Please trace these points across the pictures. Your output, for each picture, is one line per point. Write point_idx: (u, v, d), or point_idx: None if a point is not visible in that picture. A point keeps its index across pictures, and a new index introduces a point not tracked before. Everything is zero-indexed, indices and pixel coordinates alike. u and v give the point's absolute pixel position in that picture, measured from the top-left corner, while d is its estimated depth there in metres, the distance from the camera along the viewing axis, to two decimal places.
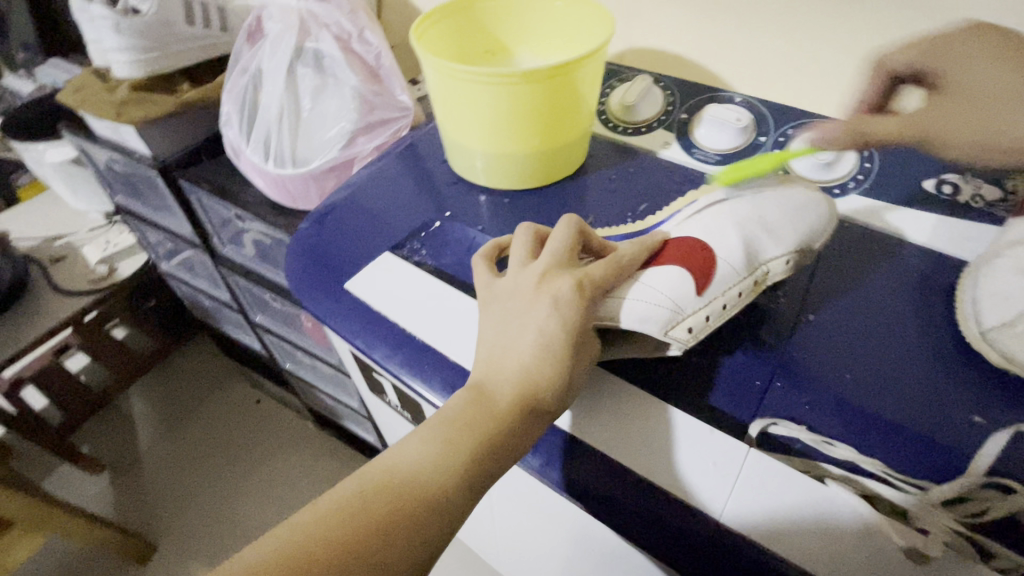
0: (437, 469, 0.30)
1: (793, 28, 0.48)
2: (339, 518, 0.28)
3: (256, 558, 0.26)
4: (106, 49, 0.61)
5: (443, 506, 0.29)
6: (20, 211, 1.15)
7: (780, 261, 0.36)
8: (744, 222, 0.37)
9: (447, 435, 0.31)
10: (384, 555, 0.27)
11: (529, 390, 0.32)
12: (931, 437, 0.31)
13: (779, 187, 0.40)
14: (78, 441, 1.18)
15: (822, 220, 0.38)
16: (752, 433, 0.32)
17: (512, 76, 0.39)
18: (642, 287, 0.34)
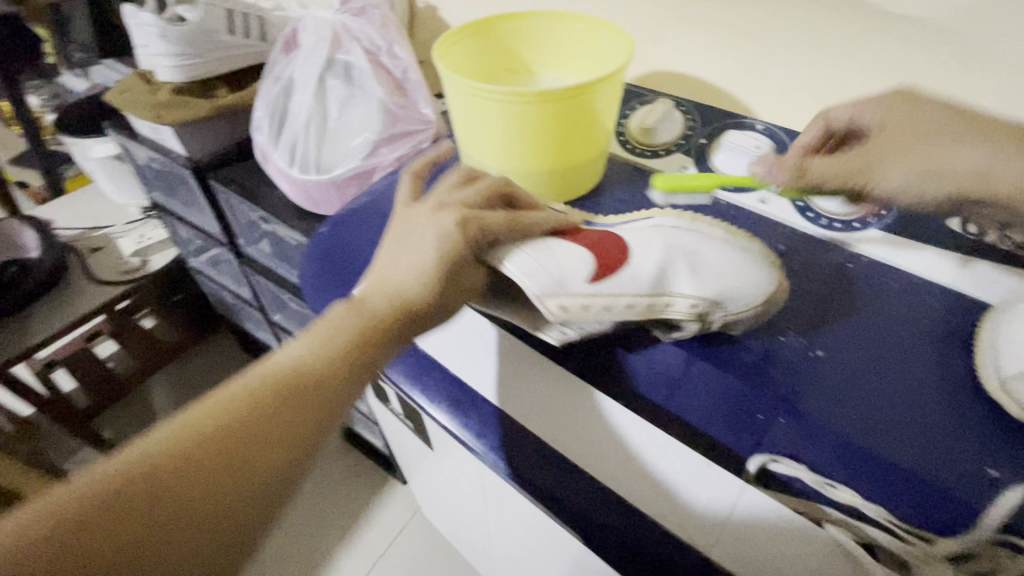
0: (307, 365, 0.32)
1: (820, 56, 0.48)
2: (224, 409, 0.29)
3: (146, 450, 0.27)
4: (152, 54, 0.64)
5: (322, 397, 0.31)
6: (64, 202, 1.21)
7: (692, 303, 0.35)
8: (673, 254, 0.36)
9: (331, 338, 0.33)
10: (265, 441, 0.29)
11: (404, 300, 0.34)
12: (934, 484, 0.29)
13: (732, 246, 0.37)
14: (101, 425, 1.22)
15: (756, 289, 0.36)
16: (750, 469, 0.32)
17: (530, 96, 0.39)
18: (540, 246, 0.36)
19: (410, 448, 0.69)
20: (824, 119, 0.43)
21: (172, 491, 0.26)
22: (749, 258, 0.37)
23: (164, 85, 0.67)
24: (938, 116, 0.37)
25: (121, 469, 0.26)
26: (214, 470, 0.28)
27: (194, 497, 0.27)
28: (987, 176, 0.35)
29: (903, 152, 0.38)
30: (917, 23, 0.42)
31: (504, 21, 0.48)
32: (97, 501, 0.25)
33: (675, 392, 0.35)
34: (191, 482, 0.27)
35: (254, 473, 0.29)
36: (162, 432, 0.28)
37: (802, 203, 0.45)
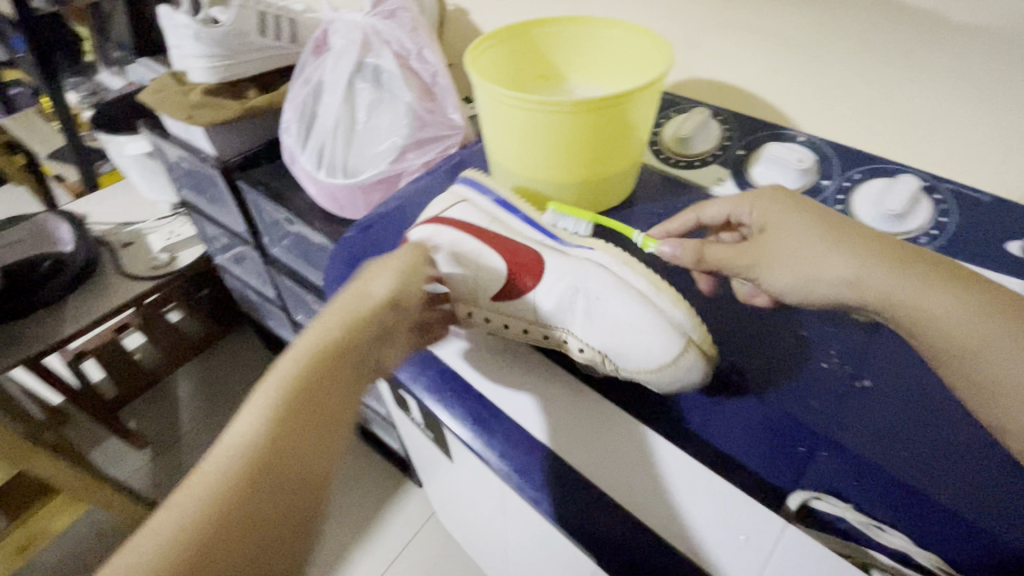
0: (318, 393, 0.32)
1: (867, 66, 0.46)
2: (231, 464, 0.28)
3: (166, 540, 0.26)
4: (186, 55, 0.64)
5: (320, 408, 0.31)
6: (98, 197, 1.24)
7: (581, 348, 0.36)
8: (571, 293, 0.37)
9: (302, 357, 0.32)
10: (284, 476, 0.29)
11: (388, 308, 0.36)
12: (965, 519, 0.28)
13: (648, 298, 0.36)
14: (126, 415, 1.25)
15: (654, 354, 0.33)
16: (791, 505, 0.30)
17: (565, 105, 0.38)
18: (455, 252, 0.39)
19: (427, 456, 0.68)
20: (700, 213, 0.41)
21: (214, 561, 0.26)
22: (665, 333, 0.33)
23: (196, 86, 0.68)
24: (796, 232, 0.35)
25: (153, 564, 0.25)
26: (244, 524, 0.27)
27: (238, 552, 0.27)
28: (869, 293, 0.32)
29: (787, 253, 0.35)
30: (977, 32, 0.40)
31: (538, 26, 0.47)
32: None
33: (711, 418, 0.33)
34: (227, 544, 0.27)
35: (285, 505, 0.29)
36: (169, 514, 0.27)
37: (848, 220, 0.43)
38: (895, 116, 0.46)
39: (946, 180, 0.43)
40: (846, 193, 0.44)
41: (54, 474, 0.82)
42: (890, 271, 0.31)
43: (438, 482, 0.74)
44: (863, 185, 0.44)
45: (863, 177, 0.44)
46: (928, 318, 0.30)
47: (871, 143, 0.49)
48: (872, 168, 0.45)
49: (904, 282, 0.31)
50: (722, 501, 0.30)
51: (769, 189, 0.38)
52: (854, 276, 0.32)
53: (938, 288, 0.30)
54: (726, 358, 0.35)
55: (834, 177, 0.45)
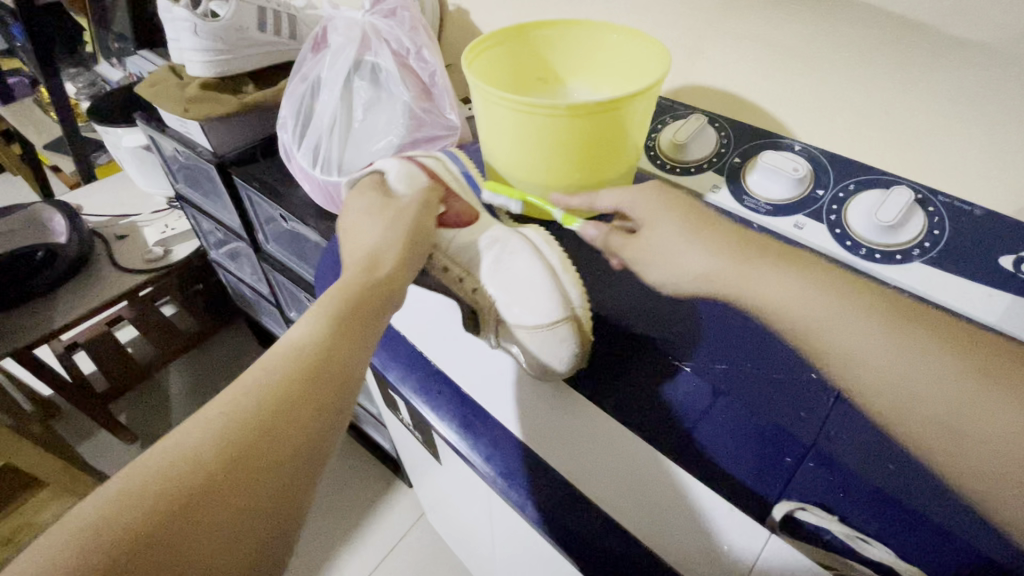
0: (321, 333, 0.33)
1: (866, 77, 0.46)
2: (242, 403, 0.29)
3: (181, 453, 0.27)
4: (183, 49, 0.64)
5: (335, 369, 0.32)
6: (94, 189, 1.24)
7: (478, 289, 0.40)
8: (490, 246, 0.41)
9: (329, 314, 0.34)
10: (293, 402, 0.29)
11: (377, 258, 0.40)
12: (966, 541, 0.27)
13: (554, 273, 0.38)
14: (117, 409, 1.24)
15: (534, 314, 0.37)
16: (776, 517, 0.29)
17: (559, 109, 0.37)
18: (405, 178, 0.45)
19: (417, 457, 0.67)
20: (592, 202, 0.43)
21: (204, 498, 0.26)
22: (556, 288, 0.37)
23: (193, 80, 0.68)
24: (672, 230, 0.39)
25: (148, 481, 0.25)
26: (245, 468, 0.27)
27: (231, 496, 0.26)
28: (721, 283, 0.36)
29: (661, 248, 0.39)
30: (975, 46, 0.40)
31: (535, 29, 0.47)
32: (128, 521, 0.24)
33: (703, 419, 0.33)
34: (223, 484, 0.26)
35: (282, 461, 0.28)
36: (189, 432, 0.27)
37: (841, 230, 0.43)
38: (892, 128, 0.46)
39: (941, 193, 0.43)
40: (841, 204, 0.44)
41: (40, 466, 0.81)
42: (739, 266, 0.36)
43: (427, 482, 0.74)
44: (857, 196, 0.43)
45: (857, 188, 0.44)
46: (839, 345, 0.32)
47: (867, 155, 0.49)
48: (867, 179, 0.44)
49: (744, 269, 0.36)
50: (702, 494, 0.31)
51: (650, 186, 0.42)
52: (709, 270, 0.37)
53: (850, 317, 0.32)
54: (715, 363, 0.34)
55: (829, 187, 0.45)
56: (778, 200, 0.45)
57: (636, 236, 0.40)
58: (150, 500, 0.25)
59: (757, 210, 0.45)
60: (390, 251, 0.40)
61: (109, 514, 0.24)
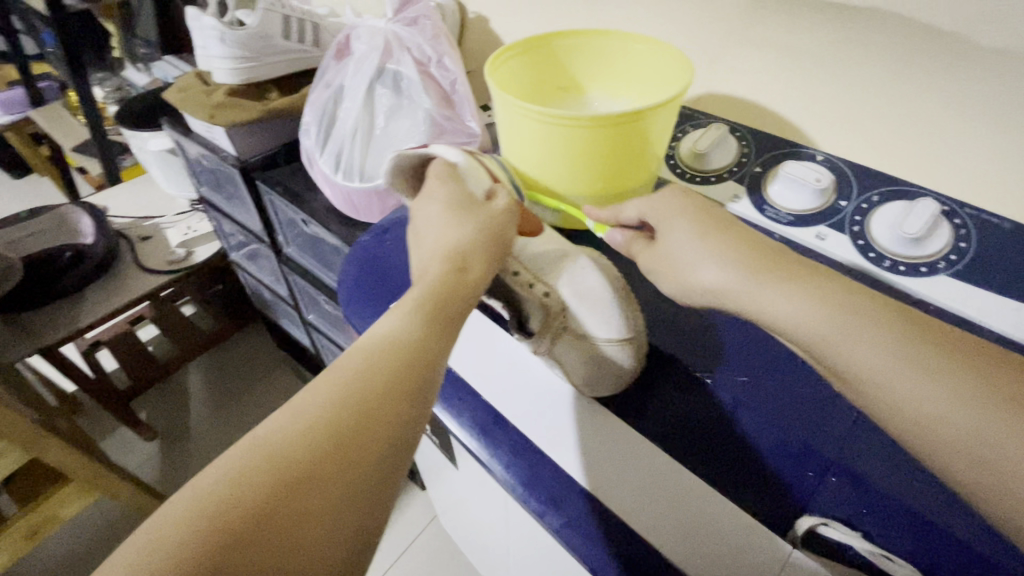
0: (409, 332, 0.31)
1: (891, 87, 0.45)
2: (342, 393, 0.27)
3: (272, 446, 0.25)
4: (211, 56, 0.66)
5: (425, 367, 0.30)
6: (119, 190, 1.27)
7: (548, 292, 0.35)
8: (562, 255, 0.37)
9: (415, 306, 0.32)
10: (372, 406, 0.27)
11: (457, 258, 0.35)
12: (979, 552, 0.28)
13: (622, 292, 0.36)
14: (137, 406, 1.26)
15: (612, 326, 0.34)
16: (798, 532, 0.29)
17: (583, 120, 0.38)
18: (473, 165, 0.40)
19: (431, 460, 0.68)
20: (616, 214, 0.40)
21: (302, 486, 0.25)
22: (624, 310, 0.34)
23: (220, 86, 0.69)
24: (691, 236, 0.34)
25: (259, 464, 0.25)
26: (347, 459, 0.26)
27: (337, 485, 0.25)
28: (722, 295, 0.32)
29: (678, 254, 0.35)
30: (1004, 56, 0.40)
31: (557, 38, 0.47)
32: (246, 503, 0.23)
33: (728, 427, 0.33)
34: (328, 471, 0.25)
35: (383, 450, 0.27)
36: (279, 423, 0.26)
37: (864, 240, 0.42)
38: (917, 138, 0.46)
39: (967, 206, 0.42)
40: (864, 215, 0.43)
41: (65, 461, 0.83)
42: (750, 279, 0.31)
43: (440, 485, 0.75)
44: (881, 207, 0.43)
45: (881, 199, 0.44)
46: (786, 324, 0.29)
47: (891, 165, 0.49)
48: (892, 190, 0.44)
49: (762, 287, 0.30)
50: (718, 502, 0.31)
51: (672, 189, 0.37)
52: (717, 286, 0.32)
53: (771, 287, 0.30)
54: (737, 374, 0.35)
55: (852, 198, 0.45)
56: (800, 210, 0.45)
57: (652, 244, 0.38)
58: (262, 484, 0.24)
59: (778, 220, 0.45)
60: (473, 247, 0.36)
61: (225, 495, 0.23)
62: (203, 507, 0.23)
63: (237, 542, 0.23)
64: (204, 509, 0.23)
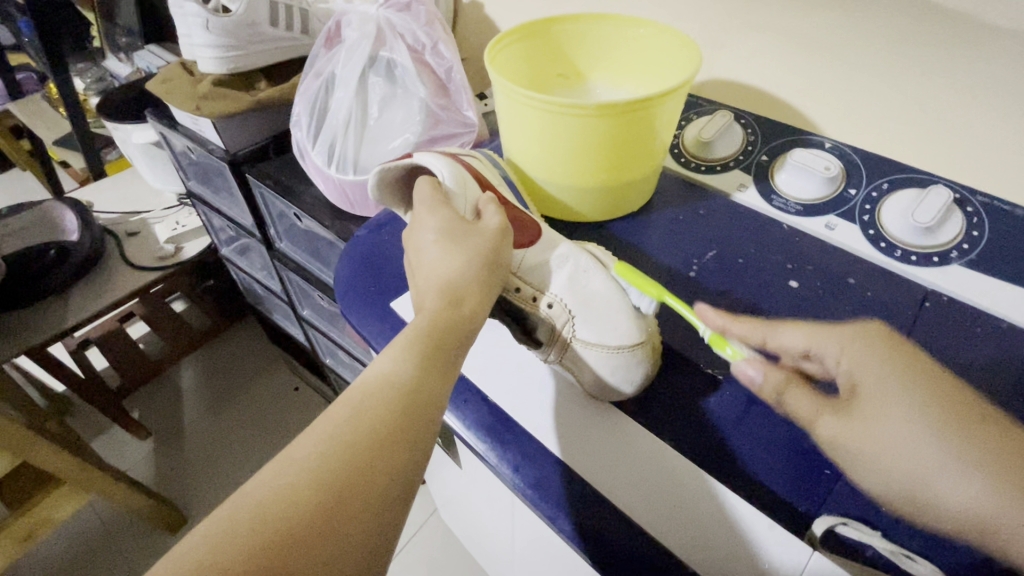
0: (409, 375, 0.30)
1: (901, 72, 0.44)
2: (335, 441, 0.27)
3: (264, 501, 0.24)
4: (195, 45, 0.63)
5: (421, 411, 0.29)
6: (104, 185, 1.23)
7: (550, 302, 0.36)
8: (562, 263, 0.37)
9: (412, 345, 0.31)
10: (371, 454, 0.27)
11: (454, 291, 0.33)
12: None
13: (626, 293, 0.36)
14: (129, 405, 1.24)
15: (618, 334, 0.34)
16: (817, 531, 0.28)
17: (587, 109, 0.36)
18: (460, 180, 0.39)
19: (432, 456, 0.67)
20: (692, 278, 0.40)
21: (297, 541, 0.23)
22: (631, 315, 0.34)
23: (205, 76, 0.67)
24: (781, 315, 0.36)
25: (251, 519, 0.24)
26: (337, 513, 0.25)
27: (326, 541, 0.24)
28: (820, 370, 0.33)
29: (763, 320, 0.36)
30: (1016, 38, 0.38)
31: (557, 23, 0.45)
32: (230, 566, 0.22)
33: (740, 428, 0.33)
34: (317, 526, 0.24)
35: (380, 499, 0.26)
36: (271, 476, 0.25)
37: (875, 230, 0.41)
38: (925, 125, 0.45)
39: (979, 193, 0.42)
40: (874, 204, 0.42)
41: (57, 462, 0.81)
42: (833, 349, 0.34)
43: (441, 481, 0.74)
44: (891, 195, 0.42)
45: (891, 187, 0.43)
46: (958, 508, 0.24)
47: (899, 153, 0.48)
48: (902, 178, 0.43)
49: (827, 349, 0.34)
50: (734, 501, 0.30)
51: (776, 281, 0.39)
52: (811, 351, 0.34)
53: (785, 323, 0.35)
54: (746, 370, 0.35)
55: (861, 186, 0.44)
56: (809, 199, 0.44)
57: (838, 415, 0.27)
58: (251, 545, 0.23)
59: (786, 210, 0.44)
60: (470, 280, 0.34)
61: (208, 557, 0.22)
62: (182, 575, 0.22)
63: None
64: (187, 573, 0.22)
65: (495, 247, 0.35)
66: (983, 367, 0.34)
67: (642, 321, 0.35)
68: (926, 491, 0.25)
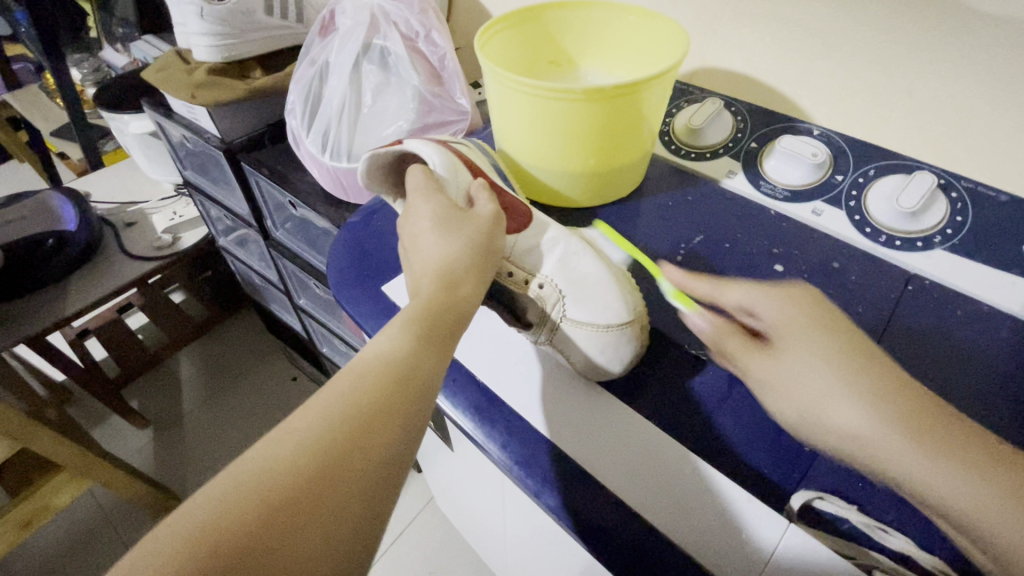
0: (409, 350, 0.31)
1: (890, 59, 0.44)
2: (336, 412, 0.27)
3: (266, 466, 0.25)
4: (190, 33, 0.63)
5: (420, 388, 0.30)
6: (101, 175, 1.23)
7: (541, 283, 0.37)
8: (553, 245, 0.38)
9: (409, 324, 0.32)
10: (371, 425, 0.27)
11: (450, 276, 0.34)
12: None
13: (615, 276, 0.37)
14: (128, 395, 1.25)
15: (608, 312, 0.35)
16: (794, 506, 0.29)
17: (575, 93, 0.36)
18: (450, 168, 0.39)
19: (427, 441, 0.68)
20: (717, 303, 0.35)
21: (296, 505, 0.24)
22: (619, 294, 0.36)
23: (200, 64, 0.67)
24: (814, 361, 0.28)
25: (253, 483, 0.24)
26: (337, 485, 0.25)
27: (327, 509, 0.25)
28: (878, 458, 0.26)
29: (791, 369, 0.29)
30: (1001, 24, 0.39)
31: (548, 9, 0.46)
32: (232, 530, 0.23)
33: (722, 407, 0.33)
34: (315, 492, 0.25)
35: (378, 469, 0.27)
36: (273, 443, 0.26)
37: (861, 216, 0.42)
38: (914, 111, 0.45)
39: (964, 178, 0.42)
40: (861, 190, 0.43)
41: (56, 450, 0.82)
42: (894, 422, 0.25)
43: (436, 467, 0.75)
44: (877, 181, 0.43)
45: (878, 173, 0.43)
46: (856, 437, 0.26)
47: (888, 140, 0.48)
48: (889, 164, 0.43)
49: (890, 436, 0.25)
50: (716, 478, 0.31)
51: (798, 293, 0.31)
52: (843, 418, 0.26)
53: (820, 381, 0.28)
54: None
55: (848, 172, 0.44)
56: (796, 185, 0.44)
57: (762, 357, 0.31)
58: (252, 507, 0.23)
59: (773, 196, 0.45)
60: (465, 266, 0.35)
61: (212, 521, 0.23)
62: (184, 539, 0.22)
63: (227, 564, 0.22)
64: (189, 536, 0.23)
65: (490, 234, 0.36)
66: (964, 348, 0.35)
67: (630, 302, 0.36)
68: (822, 417, 0.27)
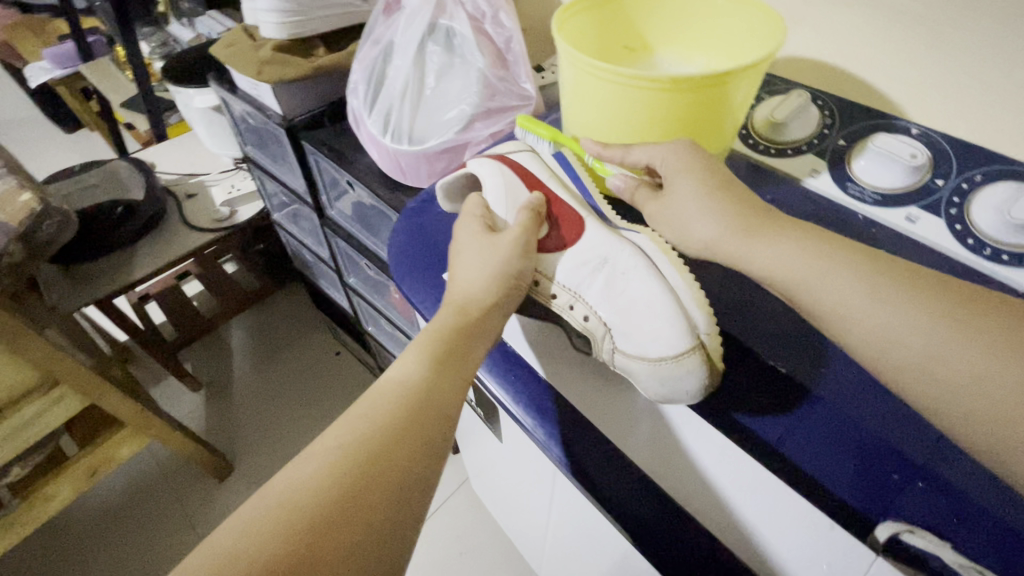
0: (424, 379, 0.35)
1: (1007, 50, 0.40)
2: (359, 438, 0.32)
3: (300, 492, 0.29)
4: (259, 10, 0.64)
5: (434, 414, 0.34)
6: (166, 147, 1.28)
7: (587, 316, 0.36)
8: (598, 267, 0.37)
9: (428, 355, 0.36)
10: (392, 452, 0.31)
11: (469, 308, 0.37)
12: None
13: (675, 293, 0.34)
14: (183, 358, 1.31)
15: (659, 343, 0.33)
16: (878, 536, 0.27)
17: (659, 81, 0.34)
18: (497, 189, 0.41)
19: (470, 427, 0.68)
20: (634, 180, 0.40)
21: (326, 526, 0.28)
22: (674, 319, 0.33)
23: (267, 41, 0.68)
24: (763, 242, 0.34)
25: (292, 505, 0.29)
26: (361, 506, 0.30)
27: (354, 529, 0.29)
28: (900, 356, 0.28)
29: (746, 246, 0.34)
30: None
31: None
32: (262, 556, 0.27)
33: (791, 431, 0.31)
34: (342, 512, 0.29)
35: (397, 490, 0.31)
36: (307, 469, 0.30)
37: (962, 226, 0.38)
38: None
39: None
40: (966, 197, 0.39)
41: (119, 407, 0.86)
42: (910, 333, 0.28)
43: (475, 451, 0.75)
44: (983, 188, 0.39)
45: (985, 179, 0.39)
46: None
47: (994, 143, 0.44)
48: (999, 169, 0.39)
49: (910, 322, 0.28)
50: (796, 509, 0.30)
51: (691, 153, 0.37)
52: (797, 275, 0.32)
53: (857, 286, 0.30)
54: (819, 370, 0.32)
55: (950, 177, 0.40)
56: (889, 188, 0.41)
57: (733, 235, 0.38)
58: (289, 529, 0.28)
59: (862, 200, 0.41)
60: (488, 296, 0.37)
61: (259, 537, 0.28)
62: (218, 562, 0.27)
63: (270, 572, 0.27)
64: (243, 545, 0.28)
65: (513, 260, 0.38)
66: None
67: (683, 327, 0.33)
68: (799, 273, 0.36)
